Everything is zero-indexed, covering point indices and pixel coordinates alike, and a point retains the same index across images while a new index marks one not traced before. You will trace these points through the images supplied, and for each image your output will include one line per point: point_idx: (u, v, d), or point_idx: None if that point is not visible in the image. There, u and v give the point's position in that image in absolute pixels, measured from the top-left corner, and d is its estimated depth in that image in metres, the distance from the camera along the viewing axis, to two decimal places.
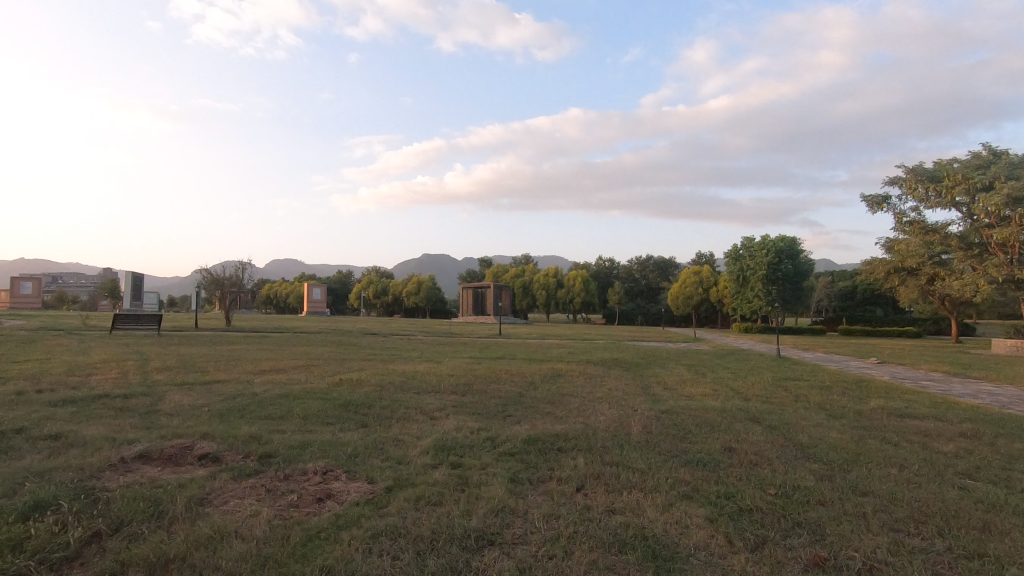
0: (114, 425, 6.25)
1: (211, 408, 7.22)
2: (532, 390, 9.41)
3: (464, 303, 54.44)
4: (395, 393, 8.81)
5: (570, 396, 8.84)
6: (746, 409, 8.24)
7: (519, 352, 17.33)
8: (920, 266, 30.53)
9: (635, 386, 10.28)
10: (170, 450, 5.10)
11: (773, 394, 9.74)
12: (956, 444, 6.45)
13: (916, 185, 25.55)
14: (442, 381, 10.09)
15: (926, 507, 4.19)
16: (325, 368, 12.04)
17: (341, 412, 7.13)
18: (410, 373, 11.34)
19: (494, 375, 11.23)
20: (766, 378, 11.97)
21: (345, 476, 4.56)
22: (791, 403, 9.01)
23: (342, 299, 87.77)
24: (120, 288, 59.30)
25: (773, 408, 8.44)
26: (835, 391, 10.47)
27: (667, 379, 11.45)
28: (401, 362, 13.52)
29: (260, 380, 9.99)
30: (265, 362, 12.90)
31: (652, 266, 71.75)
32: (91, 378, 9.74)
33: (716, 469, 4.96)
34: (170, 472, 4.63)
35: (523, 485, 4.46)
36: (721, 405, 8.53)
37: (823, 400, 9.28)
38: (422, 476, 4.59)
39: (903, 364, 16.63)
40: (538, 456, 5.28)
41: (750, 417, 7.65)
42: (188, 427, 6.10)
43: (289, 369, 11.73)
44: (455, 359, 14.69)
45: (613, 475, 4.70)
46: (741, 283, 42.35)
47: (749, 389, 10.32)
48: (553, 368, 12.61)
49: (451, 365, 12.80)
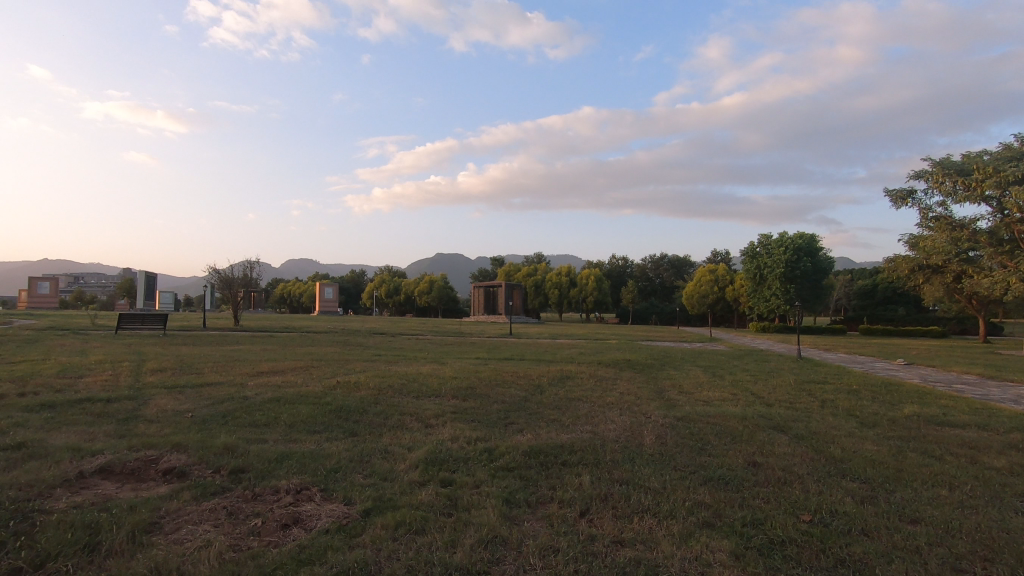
0: (86, 433, 5.82)
1: (195, 415, 6.79)
2: (538, 394, 8.85)
3: (476, 303, 53.96)
4: (392, 397, 8.32)
5: (579, 401, 8.27)
6: (769, 417, 7.61)
7: (528, 353, 16.76)
8: (946, 264, 29.41)
9: (649, 390, 9.66)
10: (134, 464, 4.64)
11: (797, 400, 9.08)
12: (1008, 458, 5.78)
13: (943, 179, 24.58)
14: (444, 384, 9.58)
15: (990, 540, 3.58)
16: (325, 370, 11.59)
17: (330, 419, 6.65)
18: (412, 375, 10.86)
19: (499, 377, 10.69)
20: (788, 382, 11.27)
21: (319, 495, 4.06)
22: (818, 409, 8.34)
23: (354, 299, 87.82)
24: (135, 287, 59.68)
25: (799, 415, 7.80)
26: (865, 396, 9.77)
27: (682, 382, 10.80)
28: (405, 364, 13.01)
29: (255, 383, 9.59)
30: (265, 363, 12.47)
31: (666, 265, 70.76)
32: (80, 380, 9.36)
33: (740, 490, 4.39)
34: (128, 490, 4.17)
35: (519, 508, 3.92)
36: (742, 412, 7.90)
37: (852, 406, 8.62)
38: (406, 496, 4.07)
39: (932, 366, 15.78)
40: (539, 472, 4.74)
41: (775, 426, 7.03)
42: (162, 436, 5.65)
43: (287, 370, 11.29)
44: (461, 360, 14.16)
45: (623, 496, 4.14)
46: (758, 282, 41.37)
47: (771, 393, 9.66)
48: (563, 370, 12.02)
49: (456, 368, 12.25)
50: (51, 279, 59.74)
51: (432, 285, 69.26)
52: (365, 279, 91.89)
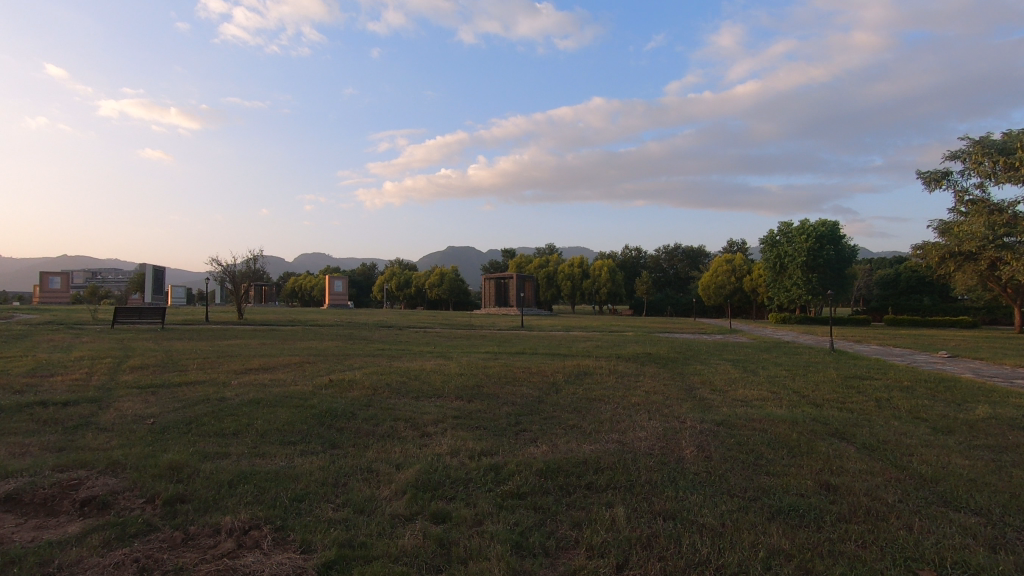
0: (18, 446, 4.89)
1: (155, 422, 5.85)
2: (552, 394, 7.81)
3: (487, 295, 52.94)
4: (387, 398, 7.34)
5: (599, 403, 7.23)
6: (825, 422, 6.52)
7: (540, 347, 15.74)
8: (981, 250, 27.80)
9: (676, 389, 8.60)
10: (50, 490, 3.69)
11: (849, 400, 7.94)
12: None
13: (982, 159, 23.06)
14: (447, 382, 8.58)
15: None
16: (319, 366, 10.64)
17: (310, 426, 5.67)
18: (414, 372, 9.86)
19: (509, 374, 9.67)
20: (830, 377, 10.12)
21: (270, 540, 3.08)
22: (877, 411, 7.22)
23: (364, 292, 87.52)
24: (144, 282, 59.57)
25: (858, 420, 6.69)
26: (923, 393, 8.64)
27: (713, 379, 9.70)
28: (408, 360, 12.03)
29: (240, 382, 8.66)
30: (257, 359, 11.57)
31: (681, 254, 67.90)
32: (46, 380, 8.49)
33: (824, 529, 3.35)
34: (28, 529, 3.21)
35: (534, 560, 2.92)
36: (791, 415, 6.79)
37: (914, 407, 7.50)
38: (385, 541, 3.08)
39: (981, 359, 14.49)
40: (558, 501, 3.73)
41: (835, 434, 5.91)
42: (103, 450, 4.69)
43: (279, 367, 10.38)
44: (468, 355, 13.16)
45: (672, 541, 3.11)
46: (778, 271, 39.89)
47: (817, 392, 8.52)
48: (579, 365, 10.94)
49: (462, 363, 11.23)
50: (62, 274, 59.91)
51: (443, 277, 68.47)
52: (376, 272, 91.13)
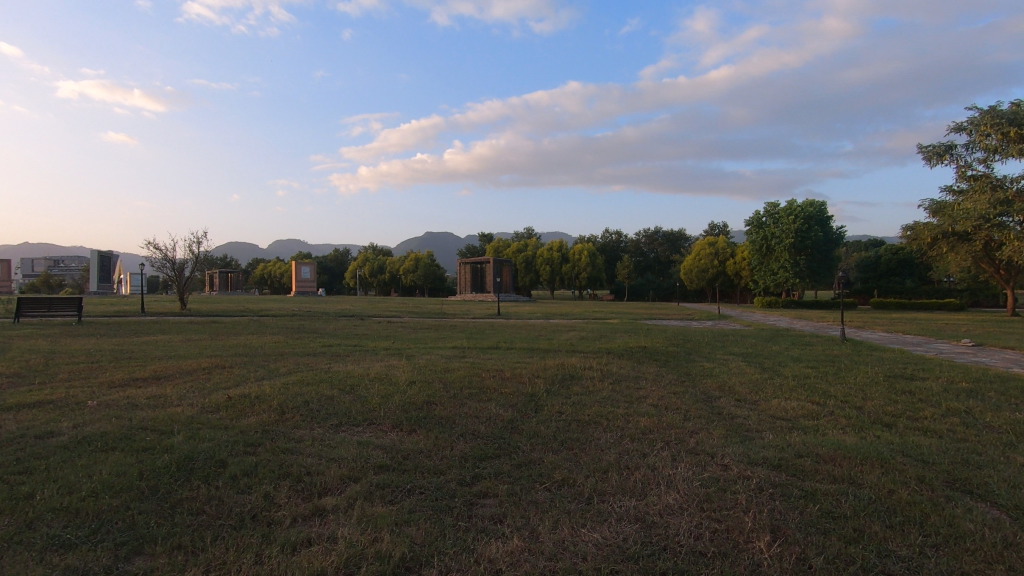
0: None
1: None
2: (529, 415, 5.64)
3: (462, 280, 50.44)
4: (295, 428, 5.12)
5: (596, 429, 5.14)
6: (924, 459, 4.50)
7: (517, 339, 13.61)
8: (977, 231, 26.54)
9: (692, 400, 6.55)
10: None
11: (923, 415, 5.97)
12: None
13: (990, 131, 21.44)
14: (389, 398, 6.31)
15: None
16: (230, 374, 8.24)
17: (129, 500, 3.38)
18: (352, 380, 7.61)
19: (474, 381, 7.52)
20: (872, 379, 8.16)
21: None
22: (974, 435, 5.25)
23: (336, 279, 84.11)
24: (93, 270, 55.33)
25: (960, 451, 4.73)
26: (1003, 402, 6.73)
27: (731, 384, 7.68)
28: (353, 361, 9.74)
29: (103, 403, 6.25)
30: (158, 363, 9.16)
31: (661, 238, 66.74)
32: None
33: None
34: None
35: None
36: (869, 447, 4.76)
37: (1017, 426, 5.56)
38: None
39: (1008, 348, 12.93)
40: None
41: (958, 486, 3.90)
42: None
43: (177, 376, 7.98)
44: (430, 353, 10.95)
45: None
46: (764, 254, 38.43)
47: (872, 403, 6.53)
48: (563, 367, 8.77)
49: (417, 365, 9.02)
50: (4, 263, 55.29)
51: (417, 263, 65.86)
52: (348, 257, 87.51)
